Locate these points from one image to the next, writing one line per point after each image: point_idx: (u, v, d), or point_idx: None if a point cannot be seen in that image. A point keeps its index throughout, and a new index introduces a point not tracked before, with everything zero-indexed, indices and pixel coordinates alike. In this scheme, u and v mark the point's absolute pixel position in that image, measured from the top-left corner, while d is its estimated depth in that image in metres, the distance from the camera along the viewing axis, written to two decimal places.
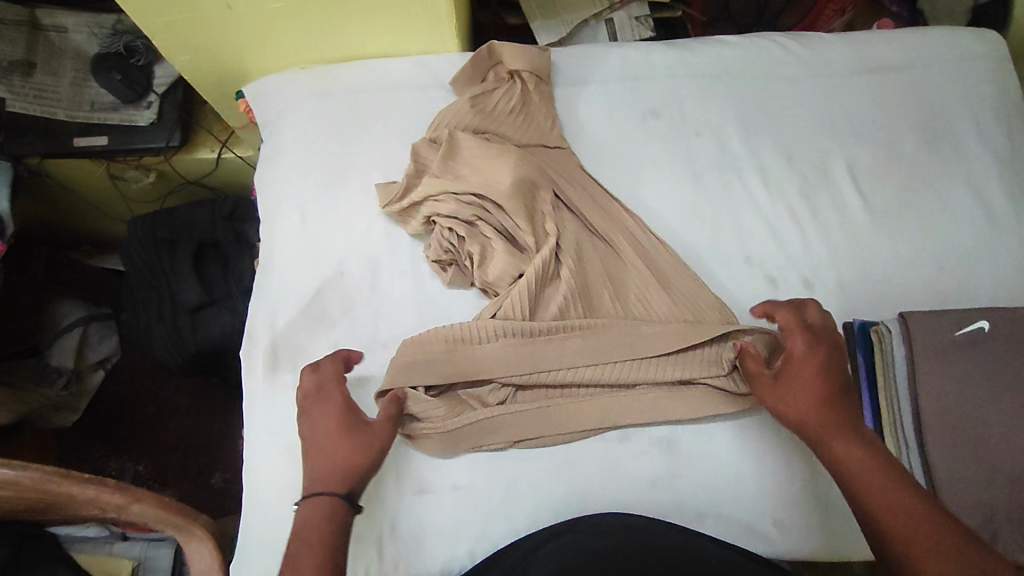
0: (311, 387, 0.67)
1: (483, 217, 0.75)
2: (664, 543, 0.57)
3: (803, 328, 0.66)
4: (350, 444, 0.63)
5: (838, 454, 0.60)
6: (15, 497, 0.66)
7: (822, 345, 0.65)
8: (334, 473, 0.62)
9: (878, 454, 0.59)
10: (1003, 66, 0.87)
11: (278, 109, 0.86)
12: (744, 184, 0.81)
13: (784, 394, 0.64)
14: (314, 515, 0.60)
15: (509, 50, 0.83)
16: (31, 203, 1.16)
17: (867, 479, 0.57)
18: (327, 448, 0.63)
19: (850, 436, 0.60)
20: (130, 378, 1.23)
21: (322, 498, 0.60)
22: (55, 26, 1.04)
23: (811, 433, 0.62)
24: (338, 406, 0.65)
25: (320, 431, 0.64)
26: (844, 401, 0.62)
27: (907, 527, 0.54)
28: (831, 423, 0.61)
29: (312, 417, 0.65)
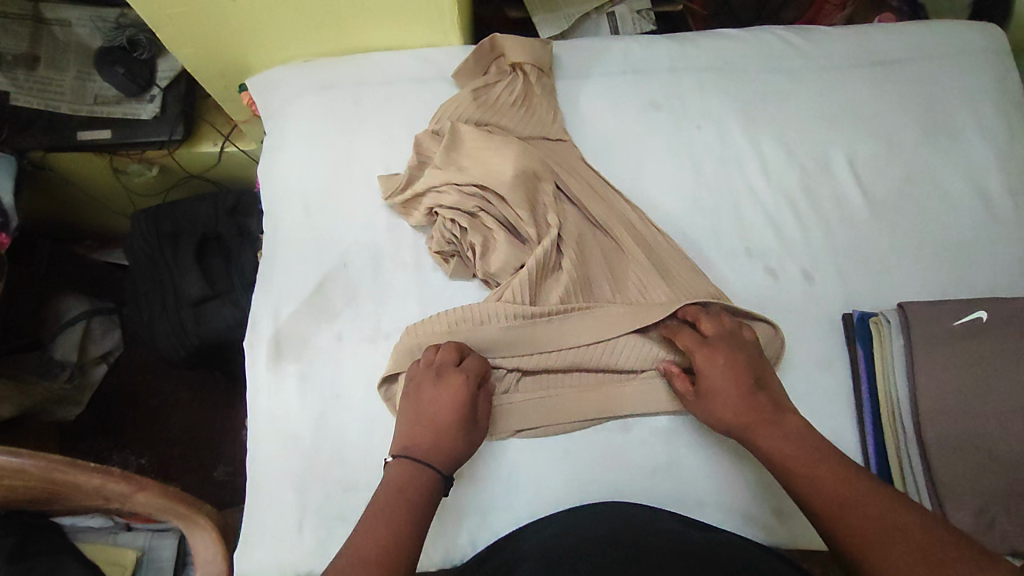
0: (450, 360, 0.67)
1: (485, 209, 0.75)
2: (663, 530, 0.57)
3: (699, 341, 0.68)
4: (458, 434, 0.64)
5: (769, 446, 0.62)
6: (21, 485, 0.67)
7: (720, 351, 0.66)
8: (441, 456, 0.63)
9: (801, 440, 0.61)
10: (1003, 59, 0.87)
11: (281, 102, 0.87)
12: (745, 176, 0.82)
13: (709, 409, 0.65)
14: (409, 485, 0.61)
15: (510, 42, 0.83)
16: (34, 197, 1.16)
17: (800, 463, 0.59)
18: (443, 431, 0.64)
19: (776, 428, 0.62)
20: (132, 372, 1.24)
21: (425, 475, 0.62)
22: (59, 19, 1.05)
23: (743, 433, 0.63)
24: (468, 390, 0.66)
25: (440, 408, 0.65)
26: (758, 400, 0.64)
27: (843, 498, 0.56)
28: (753, 421, 0.63)
29: (439, 389, 0.66)
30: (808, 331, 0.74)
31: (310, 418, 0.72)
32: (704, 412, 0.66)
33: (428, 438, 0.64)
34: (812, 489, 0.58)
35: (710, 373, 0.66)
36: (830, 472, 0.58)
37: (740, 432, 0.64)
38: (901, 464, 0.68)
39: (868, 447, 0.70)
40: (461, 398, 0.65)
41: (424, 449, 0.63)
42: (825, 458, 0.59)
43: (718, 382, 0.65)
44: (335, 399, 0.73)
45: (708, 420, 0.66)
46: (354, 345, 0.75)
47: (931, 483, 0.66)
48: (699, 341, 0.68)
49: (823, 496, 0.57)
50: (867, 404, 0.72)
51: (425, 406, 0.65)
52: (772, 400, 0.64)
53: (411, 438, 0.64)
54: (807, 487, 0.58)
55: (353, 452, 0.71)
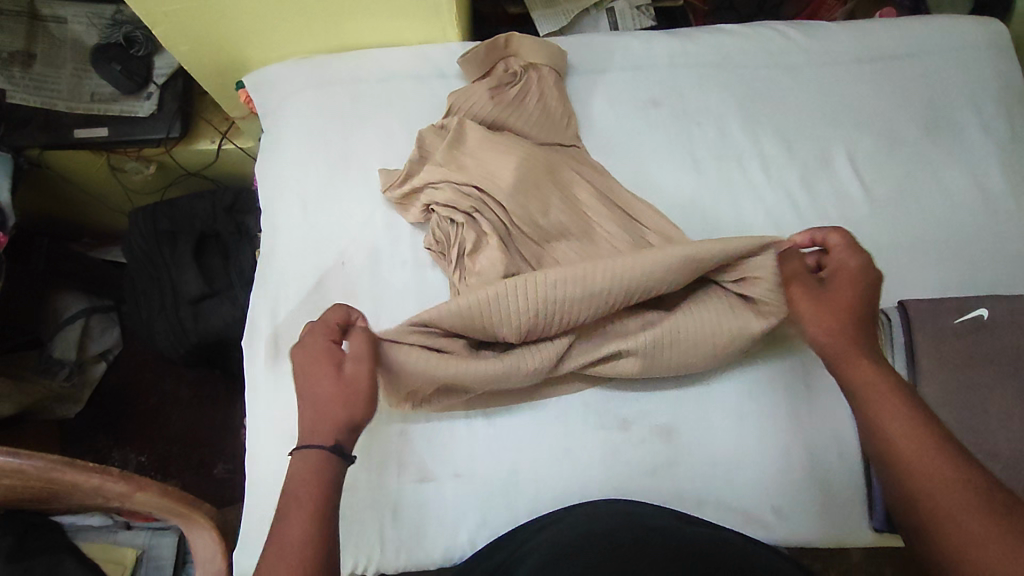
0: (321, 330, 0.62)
1: (481, 209, 0.74)
2: (662, 526, 0.57)
3: (860, 249, 0.63)
4: (325, 405, 0.58)
5: (858, 382, 0.58)
6: (20, 485, 0.67)
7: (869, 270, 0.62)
8: (327, 430, 0.58)
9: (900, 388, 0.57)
10: (1004, 54, 0.87)
11: (279, 99, 0.86)
12: (746, 172, 0.81)
13: (820, 305, 0.61)
14: (306, 476, 0.56)
15: (526, 42, 0.83)
16: (30, 195, 1.16)
17: (886, 406, 0.56)
18: (315, 405, 0.59)
19: (869, 364, 0.58)
20: (132, 369, 1.23)
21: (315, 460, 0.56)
22: (54, 16, 1.04)
23: (836, 358, 0.60)
24: (322, 361, 0.60)
25: (306, 380, 0.60)
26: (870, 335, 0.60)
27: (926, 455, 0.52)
28: (852, 354, 0.59)
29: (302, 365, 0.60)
30: None
31: None
32: (810, 310, 0.62)
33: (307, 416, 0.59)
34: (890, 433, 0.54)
35: (844, 276, 0.62)
36: (918, 430, 0.53)
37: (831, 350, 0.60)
38: None
39: None
40: (317, 369, 0.59)
41: (308, 429, 0.58)
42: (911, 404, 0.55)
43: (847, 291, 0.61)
44: None
45: (811, 323, 0.61)
46: None
47: None
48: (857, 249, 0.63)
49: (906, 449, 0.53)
50: None
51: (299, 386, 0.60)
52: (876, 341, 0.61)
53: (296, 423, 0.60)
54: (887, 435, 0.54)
55: None
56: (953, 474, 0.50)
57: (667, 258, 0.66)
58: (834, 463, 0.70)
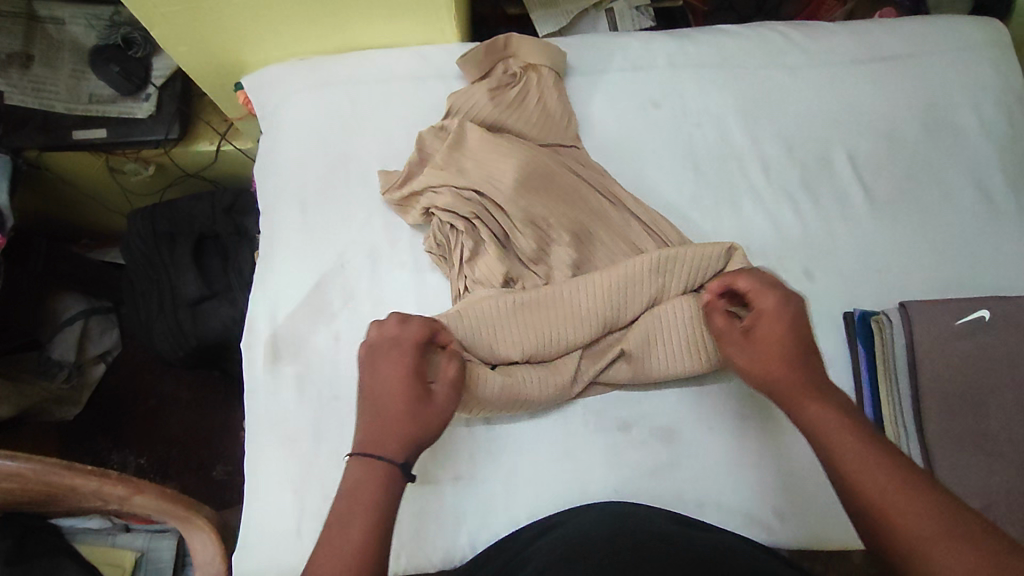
0: (392, 335, 0.61)
1: (481, 215, 0.74)
2: (661, 532, 0.56)
3: (768, 284, 0.62)
4: (406, 419, 0.56)
5: (809, 418, 0.55)
6: (18, 489, 0.67)
7: (789, 299, 0.61)
8: (398, 444, 0.55)
9: (848, 415, 0.54)
10: (1005, 54, 0.87)
11: (278, 100, 0.86)
12: (746, 173, 0.81)
13: (749, 358, 0.60)
14: (365, 485, 0.53)
15: (525, 42, 0.83)
16: (29, 197, 1.15)
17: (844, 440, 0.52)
18: (392, 416, 0.56)
19: (816, 399, 0.56)
20: (131, 371, 1.23)
21: (382, 471, 0.54)
22: (52, 17, 1.04)
23: (782, 397, 0.58)
24: (412, 365, 0.59)
25: (385, 391, 0.58)
26: (809, 369, 0.58)
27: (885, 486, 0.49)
28: (792, 386, 0.57)
29: (385, 368, 0.59)
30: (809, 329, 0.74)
31: (308, 420, 0.72)
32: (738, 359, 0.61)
33: (378, 426, 0.56)
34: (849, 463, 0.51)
35: (765, 318, 0.60)
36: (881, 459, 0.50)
37: (776, 393, 0.59)
38: None
39: None
40: (406, 375, 0.58)
41: (377, 440, 0.56)
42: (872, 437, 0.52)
43: (771, 330, 0.60)
44: (335, 401, 0.72)
45: (746, 369, 0.61)
46: (352, 346, 0.74)
47: None
48: (766, 284, 0.62)
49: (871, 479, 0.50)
50: (867, 405, 0.71)
51: (373, 391, 0.58)
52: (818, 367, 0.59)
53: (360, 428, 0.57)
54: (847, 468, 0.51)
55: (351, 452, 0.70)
56: (911, 501, 0.48)
57: (648, 260, 0.70)
58: None
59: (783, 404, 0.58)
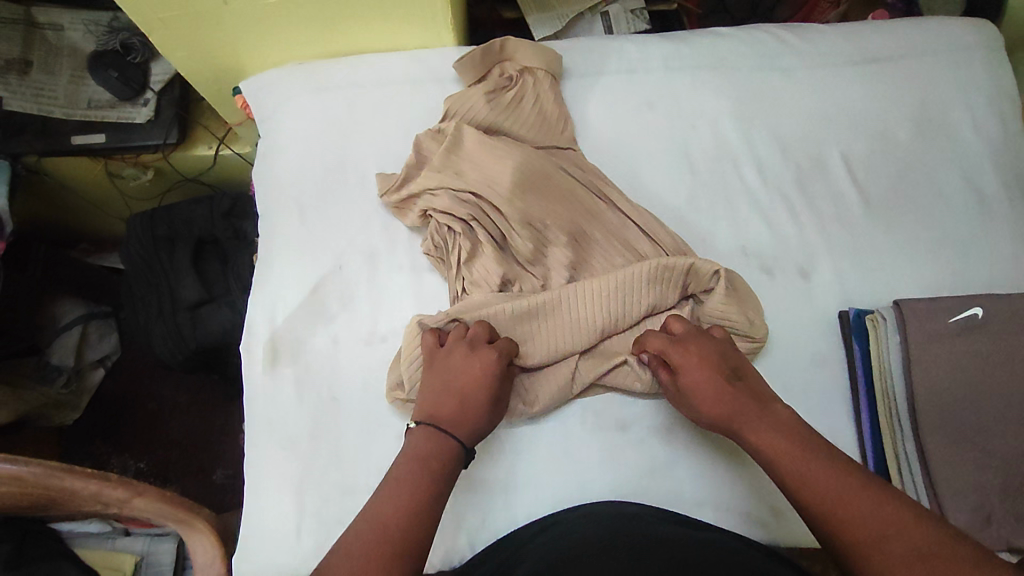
0: (482, 335, 0.67)
1: (479, 218, 0.75)
2: (662, 531, 0.57)
3: (671, 338, 0.66)
4: (481, 410, 0.62)
5: (761, 442, 0.58)
6: (19, 493, 0.67)
7: (694, 347, 0.65)
8: (467, 430, 0.61)
9: (787, 432, 0.58)
10: (997, 54, 0.87)
11: (276, 105, 0.86)
12: (741, 174, 0.82)
13: (693, 411, 0.64)
14: (434, 454, 0.59)
15: (522, 46, 0.83)
16: (28, 202, 1.16)
17: (789, 457, 0.56)
18: (468, 403, 0.62)
19: (762, 422, 0.59)
20: (129, 377, 1.23)
21: (448, 447, 0.60)
22: (51, 24, 1.05)
23: (728, 427, 0.61)
24: (499, 366, 0.65)
25: (469, 380, 0.63)
26: (746, 396, 0.61)
27: (833, 494, 0.53)
28: (736, 413, 0.60)
29: (470, 359, 0.65)
30: (805, 328, 0.74)
31: (307, 421, 0.72)
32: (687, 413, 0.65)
33: (454, 407, 0.62)
34: (801, 477, 0.55)
35: (685, 372, 0.63)
36: (828, 468, 0.54)
37: (726, 426, 0.61)
38: (897, 460, 0.68)
39: (865, 442, 0.70)
40: (492, 372, 0.64)
41: (450, 419, 0.61)
42: (816, 450, 0.56)
43: (694, 380, 0.63)
44: (334, 403, 0.73)
45: (696, 418, 0.64)
46: (351, 347, 0.74)
47: (926, 477, 0.66)
48: (670, 338, 0.66)
49: (820, 492, 0.53)
50: (863, 403, 0.71)
51: (455, 374, 0.64)
52: (753, 391, 0.62)
53: (435, 406, 0.62)
54: (799, 483, 0.54)
55: (350, 453, 0.71)
56: (858, 507, 0.52)
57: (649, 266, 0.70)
58: None
59: (731, 432, 0.61)
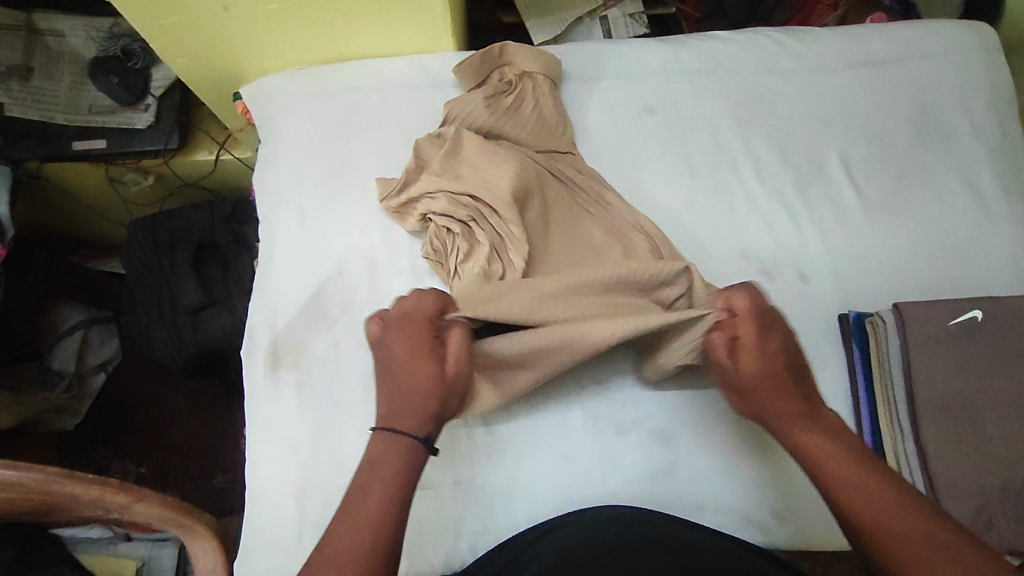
0: (409, 311, 0.64)
1: (478, 219, 0.74)
2: (661, 534, 0.57)
3: (754, 316, 0.61)
4: (423, 393, 0.61)
5: (805, 442, 0.58)
6: (20, 499, 0.67)
7: (774, 335, 0.61)
8: (417, 418, 0.60)
9: (835, 437, 0.57)
10: (995, 57, 0.88)
11: (276, 110, 0.87)
12: (740, 177, 0.82)
13: (739, 387, 0.62)
14: (389, 455, 0.58)
15: (521, 51, 0.83)
16: (30, 208, 1.16)
17: (832, 459, 0.56)
18: (411, 394, 0.61)
19: (808, 424, 0.58)
20: (130, 381, 1.23)
21: (400, 444, 0.59)
22: (51, 30, 1.05)
23: (770, 421, 0.60)
24: (428, 343, 0.62)
25: (404, 368, 0.61)
26: (801, 393, 0.60)
27: (871, 502, 0.52)
28: (784, 411, 0.59)
29: (399, 345, 0.62)
30: (805, 331, 0.75)
31: (308, 426, 0.72)
32: (731, 386, 0.63)
33: (398, 403, 0.61)
34: (837, 482, 0.54)
35: (751, 354, 0.61)
36: (870, 475, 0.54)
37: (771, 421, 0.61)
38: (897, 459, 0.69)
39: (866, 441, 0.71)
40: (422, 354, 0.62)
41: (398, 416, 0.60)
42: (861, 457, 0.55)
43: (758, 365, 0.61)
44: (335, 408, 0.73)
45: (741, 398, 0.63)
46: (352, 352, 0.75)
47: (926, 479, 0.66)
48: (755, 315, 0.61)
49: (856, 497, 0.53)
50: (863, 403, 0.72)
51: (392, 368, 0.62)
52: (810, 393, 0.61)
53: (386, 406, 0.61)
54: (836, 485, 0.54)
55: (351, 457, 0.71)
56: (895, 516, 0.51)
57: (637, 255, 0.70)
58: None
59: (773, 429, 0.60)
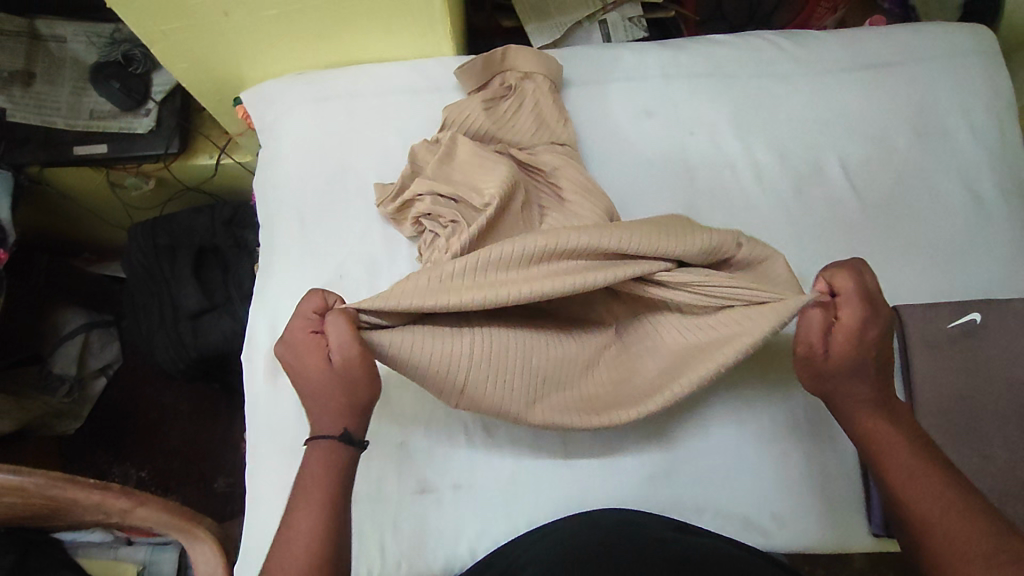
0: (310, 312, 0.59)
1: (460, 221, 0.73)
2: (659, 537, 0.57)
3: (859, 298, 0.57)
4: (330, 390, 0.58)
5: (867, 427, 0.58)
6: (21, 503, 0.67)
7: (876, 320, 0.57)
8: (334, 418, 0.58)
9: (900, 425, 0.57)
10: (994, 59, 0.88)
11: (275, 115, 0.87)
12: (738, 180, 0.82)
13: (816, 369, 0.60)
14: (316, 460, 0.57)
15: (522, 54, 0.83)
16: (31, 213, 1.16)
17: (891, 448, 0.56)
18: (319, 394, 0.58)
19: (875, 409, 0.58)
20: (131, 385, 1.24)
21: (321, 447, 0.57)
22: (54, 35, 1.05)
23: (836, 403, 0.60)
24: (318, 344, 0.58)
25: (306, 371, 0.58)
26: (881, 378, 0.59)
27: (920, 493, 0.52)
28: (856, 397, 0.58)
29: (295, 349, 0.59)
30: None
31: (307, 430, 0.72)
32: (809, 368, 0.60)
33: (313, 408, 0.59)
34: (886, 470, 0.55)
35: (846, 335, 0.57)
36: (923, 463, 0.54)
37: (837, 404, 0.60)
38: None
39: None
40: (314, 351, 0.58)
41: (317, 420, 0.59)
42: (919, 445, 0.55)
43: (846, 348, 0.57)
44: None
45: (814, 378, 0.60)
46: None
47: None
48: (863, 295, 0.57)
49: (908, 490, 0.53)
50: None
51: (298, 372, 0.59)
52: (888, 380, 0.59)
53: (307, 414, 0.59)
54: (891, 474, 0.55)
55: None
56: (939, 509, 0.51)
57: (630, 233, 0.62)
58: (832, 470, 0.70)
59: (840, 411, 0.60)
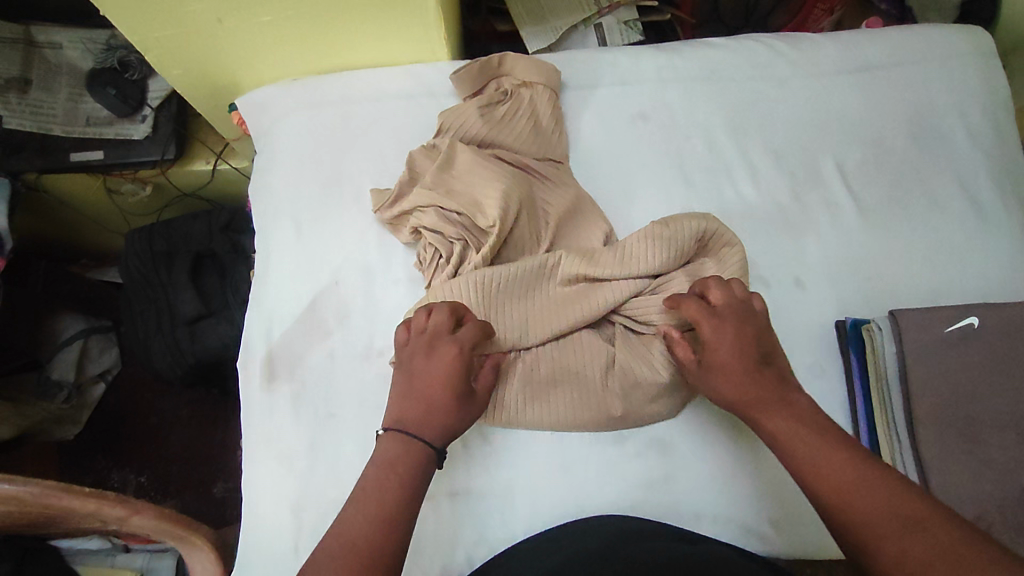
0: (445, 326, 0.65)
1: (466, 240, 0.74)
2: (656, 546, 0.56)
3: (709, 313, 0.64)
4: (450, 410, 0.62)
5: (773, 427, 0.60)
6: (17, 512, 0.67)
7: (728, 324, 0.63)
8: (438, 433, 0.62)
9: (809, 422, 0.59)
10: (990, 61, 0.87)
11: (271, 121, 0.87)
12: (734, 184, 0.82)
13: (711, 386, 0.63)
14: (403, 460, 0.60)
15: (519, 62, 0.84)
16: (27, 219, 1.16)
17: (808, 446, 0.57)
18: (435, 405, 0.62)
19: (779, 410, 0.60)
20: (129, 391, 1.23)
21: (418, 451, 0.60)
22: (49, 42, 1.05)
23: (742, 410, 0.62)
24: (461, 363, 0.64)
25: (435, 385, 0.63)
26: (773, 382, 0.62)
27: (845, 483, 0.54)
28: (762, 399, 0.61)
29: (430, 360, 0.64)
30: (801, 339, 0.74)
31: (304, 438, 0.72)
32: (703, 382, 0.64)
33: (419, 414, 0.62)
34: (810, 467, 0.56)
35: (716, 349, 0.63)
36: (843, 456, 0.56)
37: (743, 411, 0.62)
38: (893, 463, 0.68)
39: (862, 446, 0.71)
40: (456, 367, 0.63)
41: (418, 424, 0.61)
42: (836, 440, 0.57)
43: (723, 358, 0.63)
44: (330, 418, 0.73)
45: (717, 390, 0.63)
46: (349, 363, 0.74)
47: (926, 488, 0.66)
48: (710, 312, 0.64)
49: (830, 482, 0.55)
50: (863, 426, 0.71)
51: (422, 378, 0.63)
52: (779, 376, 0.63)
53: (404, 411, 0.62)
54: (813, 470, 0.56)
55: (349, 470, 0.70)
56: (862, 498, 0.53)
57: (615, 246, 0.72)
58: None
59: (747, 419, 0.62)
